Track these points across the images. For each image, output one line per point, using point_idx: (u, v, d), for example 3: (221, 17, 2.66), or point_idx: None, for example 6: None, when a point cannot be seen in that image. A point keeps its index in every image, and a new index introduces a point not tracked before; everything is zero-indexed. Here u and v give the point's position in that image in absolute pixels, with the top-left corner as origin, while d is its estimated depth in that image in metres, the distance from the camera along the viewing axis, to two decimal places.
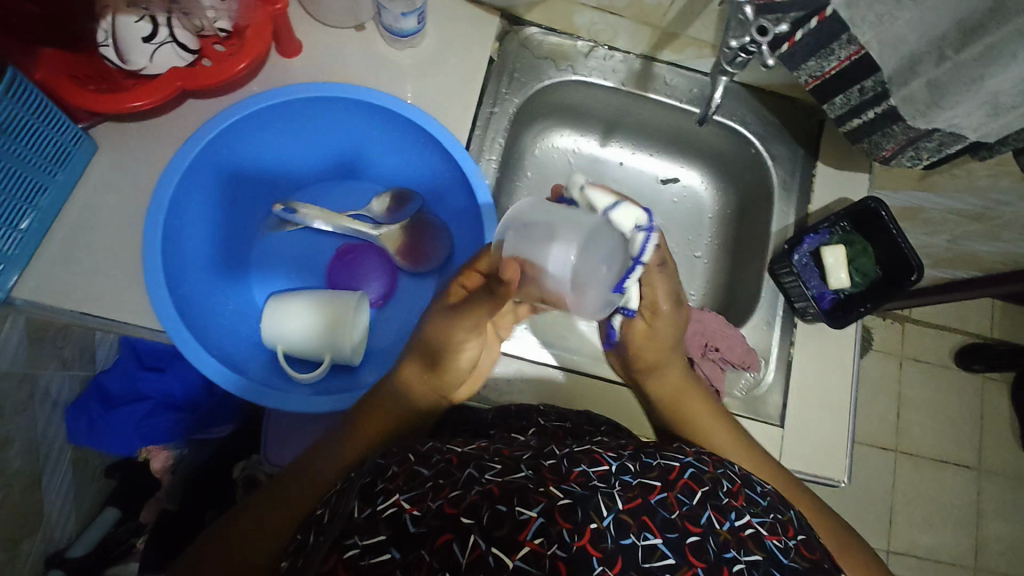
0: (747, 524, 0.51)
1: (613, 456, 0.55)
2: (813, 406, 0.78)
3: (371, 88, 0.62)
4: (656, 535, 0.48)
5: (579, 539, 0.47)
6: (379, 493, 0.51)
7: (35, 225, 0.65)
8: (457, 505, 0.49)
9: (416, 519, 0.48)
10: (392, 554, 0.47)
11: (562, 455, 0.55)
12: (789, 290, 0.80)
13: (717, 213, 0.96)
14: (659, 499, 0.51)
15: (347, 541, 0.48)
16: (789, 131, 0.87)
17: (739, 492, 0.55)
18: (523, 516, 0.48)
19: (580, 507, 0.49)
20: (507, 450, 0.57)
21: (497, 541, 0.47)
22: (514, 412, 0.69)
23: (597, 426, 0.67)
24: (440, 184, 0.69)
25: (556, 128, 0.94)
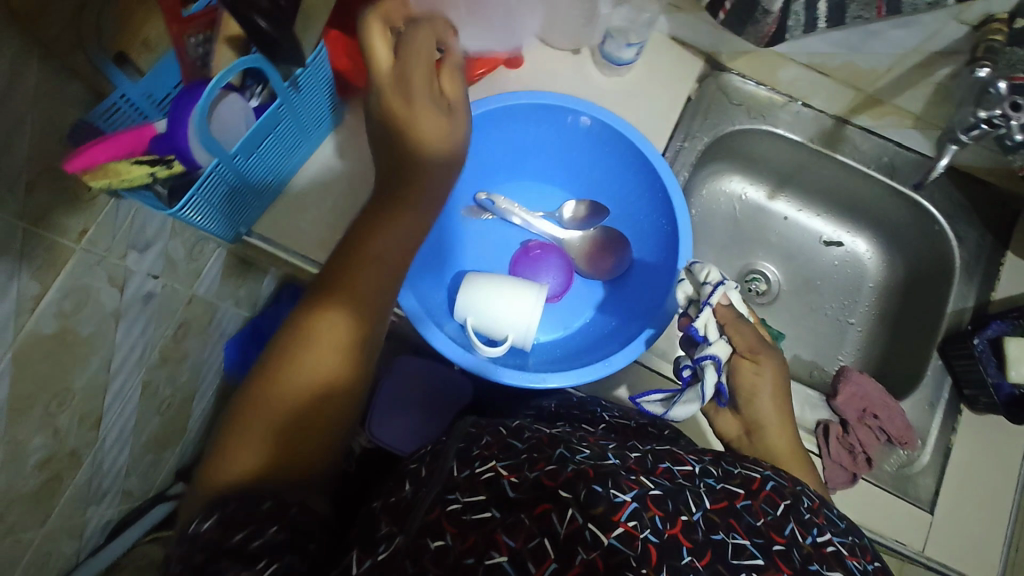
0: (829, 541, 0.49)
1: (696, 458, 0.55)
2: (968, 499, 0.74)
3: (600, 105, 0.69)
4: (743, 537, 0.46)
5: (671, 527, 0.45)
6: (474, 458, 0.50)
7: (284, 175, 0.75)
8: (556, 478, 0.47)
9: (515, 485, 0.47)
10: (492, 513, 0.45)
11: (647, 450, 0.55)
12: (961, 374, 0.77)
13: (879, 284, 0.94)
14: (744, 505, 0.50)
15: (448, 497, 0.47)
16: (980, 215, 0.85)
17: (817, 510, 0.52)
18: (618, 499, 0.46)
19: (670, 499, 0.47)
20: (590, 437, 0.57)
21: (594, 517, 0.44)
22: (577, 404, 0.71)
23: (660, 430, 0.68)
24: (636, 201, 0.75)
25: (729, 173, 0.97)
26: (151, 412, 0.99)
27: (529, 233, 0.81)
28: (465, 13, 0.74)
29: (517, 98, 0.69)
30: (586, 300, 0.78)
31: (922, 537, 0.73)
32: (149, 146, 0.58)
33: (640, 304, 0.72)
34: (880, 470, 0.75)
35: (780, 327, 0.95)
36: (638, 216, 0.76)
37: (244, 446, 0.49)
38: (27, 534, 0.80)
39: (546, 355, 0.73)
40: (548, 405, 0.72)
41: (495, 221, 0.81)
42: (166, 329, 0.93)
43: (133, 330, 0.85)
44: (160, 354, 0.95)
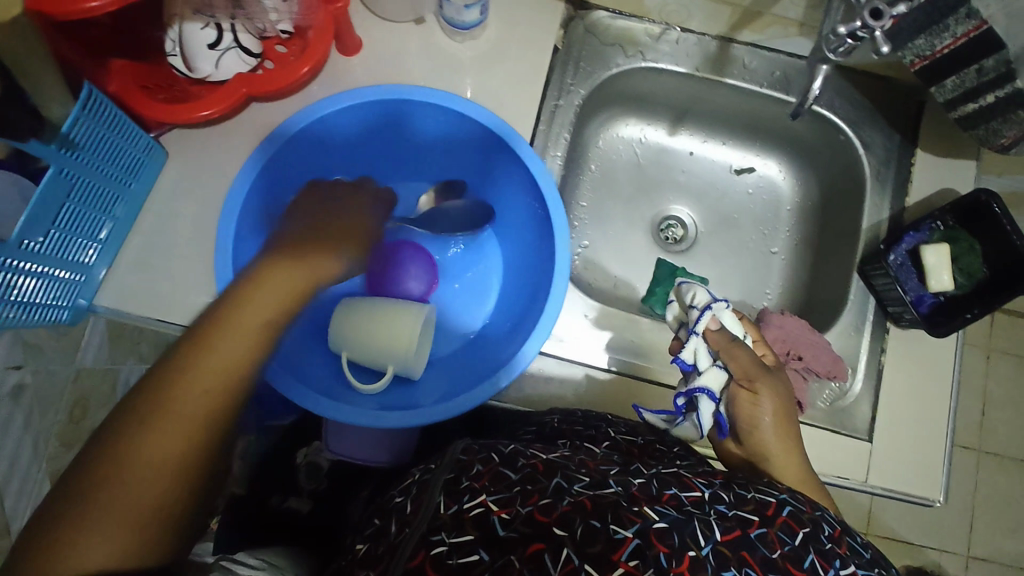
0: (852, 574, 0.45)
1: (705, 482, 0.50)
2: (905, 418, 0.72)
3: (441, 90, 0.61)
4: (757, 573, 0.43)
5: (677, 565, 0.43)
6: (464, 491, 0.47)
7: (113, 234, 0.66)
8: (550, 514, 0.45)
9: (506, 523, 0.44)
10: (480, 556, 0.43)
11: (651, 475, 0.51)
12: (883, 293, 0.73)
13: (796, 205, 0.89)
14: (759, 534, 0.46)
15: (434, 538, 0.44)
16: (884, 115, 0.79)
17: (842, 538, 0.48)
18: (618, 535, 0.44)
19: (676, 532, 0.44)
20: (592, 462, 0.53)
21: (591, 559, 0.42)
22: (581, 419, 0.66)
23: (669, 446, 0.64)
24: (506, 185, 0.68)
25: (622, 117, 0.89)
26: (74, 496, 0.93)
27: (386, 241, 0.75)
28: (270, 6, 0.64)
29: (347, 99, 0.61)
30: (470, 303, 0.73)
31: (865, 467, 0.71)
32: None
33: (529, 295, 0.66)
34: (814, 409, 0.72)
35: (703, 271, 0.90)
36: (515, 203, 0.68)
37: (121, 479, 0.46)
38: None
39: (445, 373, 0.68)
40: (551, 420, 0.66)
41: None
42: (56, 414, 0.86)
43: (12, 429, 0.77)
44: (59, 441, 0.88)
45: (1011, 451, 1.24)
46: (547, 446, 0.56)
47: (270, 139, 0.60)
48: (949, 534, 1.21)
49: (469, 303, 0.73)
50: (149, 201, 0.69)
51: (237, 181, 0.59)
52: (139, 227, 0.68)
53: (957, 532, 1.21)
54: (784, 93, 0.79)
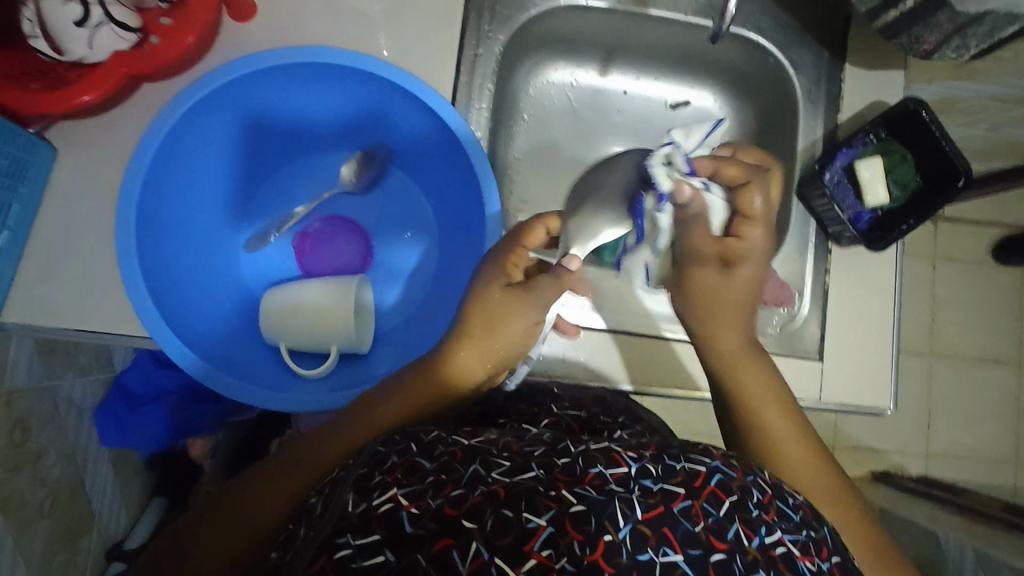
0: (778, 541, 0.44)
1: (635, 455, 0.49)
2: (853, 334, 0.74)
3: (351, 51, 0.57)
4: (677, 550, 0.42)
5: (591, 552, 0.41)
6: (375, 487, 0.45)
7: (9, 245, 0.61)
8: (460, 506, 0.43)
9: (414, 518, 0.43)
10: (386, 557, 0.41)
11: (577, 453, 0.49)
12: (822, 214, 0.74)
13: (734, 135, 0.88)
14: (683, 508, 0.44)
15: (339, 540, 0.42)
16: (811, 32, 0.77)
17: (770, 503, 0.47)
18: (532, 524, 0.42)
19: (593, 516, 0.43)
20: (518, 444, 0.52)
21: (501, 551, 0.41)
22: (526, 392, 0.68)
23: (612, 417, 0.64)
24: (432, 149, 0.64)
25: (550, 61, 0.85)
26: (33, 521, 0.89)
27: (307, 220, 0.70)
28: None
29: (250, 63, 0.56)
30: (407, 281, 0.69)
31: (817, 385, 0.73)
32: None
33: (466, 261, 0.64)
34: (765, 336, 0.73)
35: None
36: (439, 166, 0.65)
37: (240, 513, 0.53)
38: None
39: (389, 349, 0.66)
40: (496, 399, 0.66)
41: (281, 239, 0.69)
42: None
43: None
44: (5, 466, 0.84)
45: (962, 349, 1.29)
46: (477, 428, 0.55)
47: (165, 113, 0.55)
48: (913, 435, 1.27)
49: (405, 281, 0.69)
50: (45, 206, 0.63)
51: (132, 165, 0.54)
52: (39, 235, 0.63)
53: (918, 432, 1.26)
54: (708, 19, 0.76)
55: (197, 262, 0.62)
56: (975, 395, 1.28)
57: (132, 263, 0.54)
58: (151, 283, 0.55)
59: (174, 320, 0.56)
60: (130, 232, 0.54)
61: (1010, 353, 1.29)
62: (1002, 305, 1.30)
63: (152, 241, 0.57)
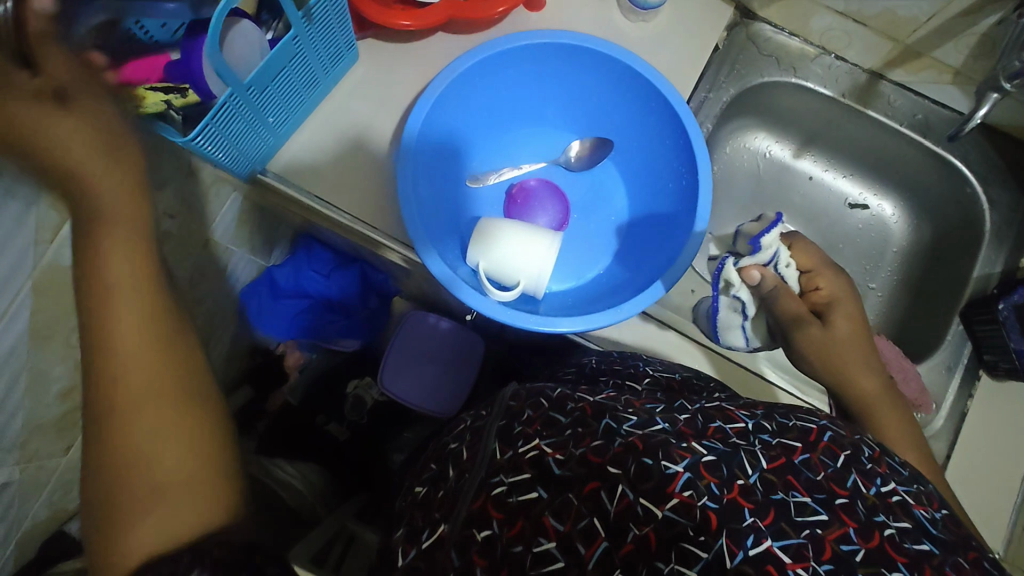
0: (893, 490, 0.47)
1: (748, 415, 0.53)
2: (979, 465, 0.73)
3: (629, 51, 0.67)
4: (804, 493, 0.45)
5: (728, 492, 0.45)
6: (518, 437, 0.53)
7: (300, 113, 0.74)
8: (602, 454, 0.48)
9: (560, 463, 0.49)
10: (538, 493, 0.47)
11: (694, 411, 0.54)
12: (982, 340, 0.76)
13: (903, 248, 0.91)
14: (803, 460, 0.48)
15: (493, 481, 0.49)
16: (1015, 178, 0.81)
17: (878, 459, 0.50)
18: (669, 470, 0.46)
19: (724, 464, 0.46)
20: (638, 403, 0.56)
21: (645, 493, 0.45)
22: (617, 358, 0.70)
23: (707, 382, 0.67)
24: (655, 154, 0.73)
25: (754, 129, 0.94)
26: None
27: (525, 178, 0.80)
28: None
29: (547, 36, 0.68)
30: (591, 255, 0.77)
31: None
32: (163, 75, 0.57)
33: (653, 253, 0.71)
34: None
35: None
36: (657, 173, 0.74)
37: (148, 475, 0.42)
38: (51, 461, 0.80)
39: (557, 303, 0.73)
40: (590, 360, 0.71)
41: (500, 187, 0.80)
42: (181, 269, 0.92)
43: None
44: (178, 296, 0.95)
45: None
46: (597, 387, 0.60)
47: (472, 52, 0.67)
48: None
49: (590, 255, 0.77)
50: (335, 94, 0.76)
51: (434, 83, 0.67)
52: (320, 115, 0.76)
53: None
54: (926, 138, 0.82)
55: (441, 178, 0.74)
56: None
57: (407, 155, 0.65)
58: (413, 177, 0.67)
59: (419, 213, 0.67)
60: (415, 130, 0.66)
61: None
62: None
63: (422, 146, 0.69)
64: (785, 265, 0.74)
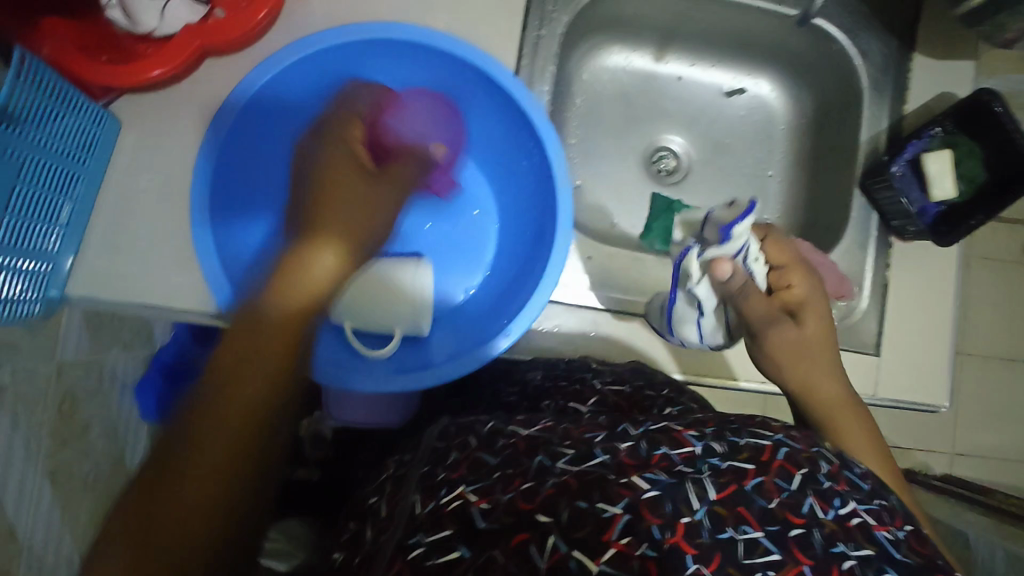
0: (853, 512, 0.45)
1: (697, 434, 0.50)
2: (911, 330, 0.73)
3: (431, 30, 0.56)
4: (756, 528, 0.42)
5: (671, 535, 0.42)
6: (441, 485, 0.47)
7: (75, 218, 0.61)
8: (533, 500, 0.44)
9: (486, 513, 0.44)
10: (461, 552, 0.42)
11: (639, 436, 0.50)
12: (885, 206, 0.72)
13: (790, 123, 0.86)
14: (755, 485, 0.45)
15: (411, 541, 0.43)
16: (881, 20, 0.75)
17: (838, 474, 0.48)
18: (607, 514, 0.43)
19: (669, 500, 0.43)
20: (578, 434, 0.52)
21: (578, 543, 0.42)
22: (563, 371, 0.68)
23: (658, 389, 0.64)
24: (501, 136, 0.64)
25: (606, 44, 0.84)
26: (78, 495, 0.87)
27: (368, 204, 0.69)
28: None
29: (326, 36, 0.55)
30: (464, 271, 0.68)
31: (873, 381, 0.72)
32: None
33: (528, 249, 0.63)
34: None
35: (699, 202, 0.87)
36: (509, 151, 0.65)
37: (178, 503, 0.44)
38: None
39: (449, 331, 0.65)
40: (535, 378, 0.68)
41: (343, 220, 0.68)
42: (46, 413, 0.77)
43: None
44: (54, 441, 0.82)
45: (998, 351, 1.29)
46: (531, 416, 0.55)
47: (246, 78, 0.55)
48: (942, 434, 1.27)
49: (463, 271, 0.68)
50: (111, 179, 0.63)
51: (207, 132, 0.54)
52: (106, 209, 0.63)
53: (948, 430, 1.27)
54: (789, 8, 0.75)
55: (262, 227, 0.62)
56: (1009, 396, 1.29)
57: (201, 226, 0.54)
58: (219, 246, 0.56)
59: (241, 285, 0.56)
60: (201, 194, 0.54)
61: None
62: None
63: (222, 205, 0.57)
64: (755, 258, 0.66)
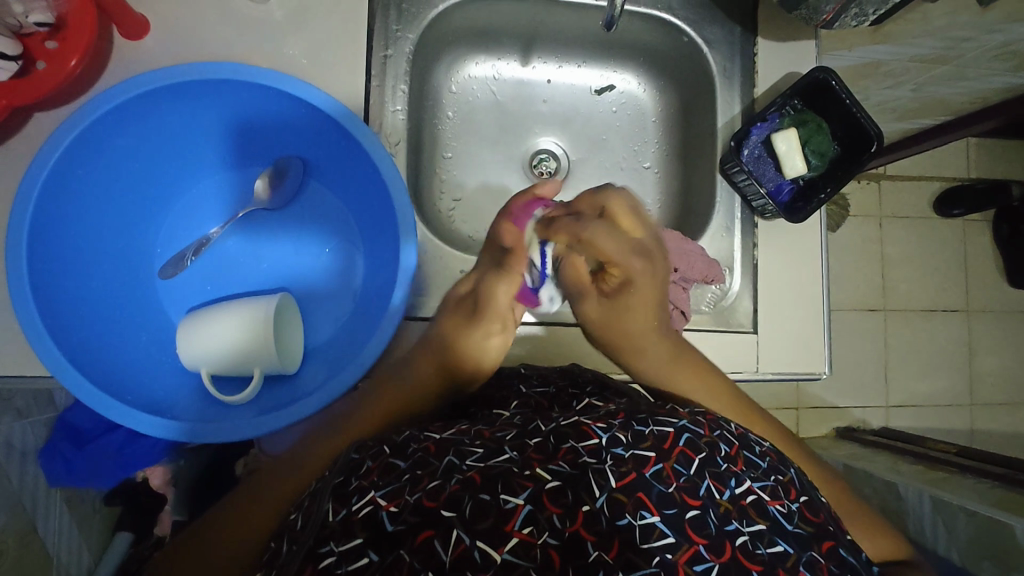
0: (748, 489, 0.44)
1: (603, 425, 0.46)
2: (786, 303, 0.75)
3: (258, 67, 0.55)
4: (653, 512, 0.41)
5: (572, 524, 0.40)
6: (352, 492, 0.42)
7: None
8: (438, 497, 0.40)
9: (394, 516, 0.40)
10: (371, 558, 0.38)
11: (548, 431, 0.47)
12: (744, 188, 0.74)
13: (660, 114, 0.88)
14: (655, 472, 0.43)
15: (322, 549, 0.39)
16: (720, 9, 0.77)
17: (737, 456, 0.47)
18: (510, 504, 0.40)
19: (570, 488, 0.41)
20: (490, 431, 0.48)
21: (481, 534, 0.39)
22: (498, 379, 0.64)
23: (582, 387, 0.60)
24: (350, 166, 0.63)
25: (468, 55, 0.84)
26: None
27: (227, 242, 0.67)
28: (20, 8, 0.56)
29: (144, 81, 0.54)
30: (330, 303, 0.66)
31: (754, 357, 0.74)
32: None
33: (385, 278, 0.63)
34: (700, 313, 0.74)
35: None
36: (355, 181, 0.64)
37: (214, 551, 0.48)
38: None
39: (321, 365, 0.64)
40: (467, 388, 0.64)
41: (201, 261, 0.66)
42: None
43: None
44: None
45: (911, 303, 1.37)
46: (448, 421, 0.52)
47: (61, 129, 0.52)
48: (870, 388, 1.34)
49: (329, 303, 0.66)
50: None
51: (24, 190, 0.52)
52: None
53: (876, 384, 1.34)
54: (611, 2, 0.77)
55: (106, 277, 0.60)
56: (925, 345, 1.36)
57: (25, 290, 0.51)
58: (53, 307, 0.53)
59: (77, 347, 0.54)
60: (21, 257, 0.51)
61: (961, 302, 1.38)
62: (950, 259, 1.38)
63: (55, 264, 0.54)
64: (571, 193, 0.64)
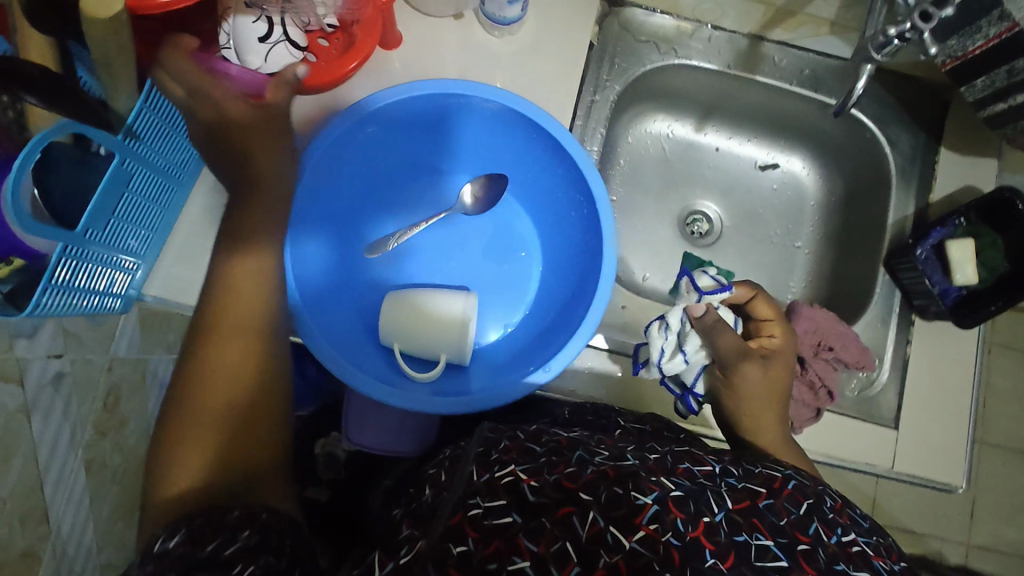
0: (853, 540, 0.46)
1: (715, 459, 0.51)
2: (932, 408, 0.75)
3: (515, 94, 0.63)
4: (767, 537, 0.43)
5: (693, 530, 0.42)
6: (494, 462, 0.47)
7: (160, 229, 0.67)
8: (576, 480, 0.44)
9: (536, 489, 0.44)
10: (513, 519, 0.42)
11: (665, 451, 0.51)
12: (908, 286, 0.76)
13: (820, 199, 0.91)
14: (767, 504, 0.46)
15: (470, 501, 0.44)
16: (909, 114, 0.81)
17: (841, 510, 0.49)
18: (638, 501, 0.43)
19: (692, 500, 0.44)
20: (611, 442, 0.53)
21: (616, 521, 0.42)
22: (590, 409, 0.67)
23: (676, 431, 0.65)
24: (557, 193, 0.70)
25: (651, 113, 0.91)
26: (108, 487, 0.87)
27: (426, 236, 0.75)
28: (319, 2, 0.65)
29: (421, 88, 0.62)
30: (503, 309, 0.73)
31: (891, 455, 0.74)
32: None
33: (567, 298, 0.68)
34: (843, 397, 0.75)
35: (726, 266, 0.91)
36: (555, 206, 0.71)
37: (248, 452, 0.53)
38: None
39: (488, 365, 0.69)
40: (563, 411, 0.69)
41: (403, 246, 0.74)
42: (93, 403, 0.80)
43: (53, 418, 0.72)
44: (95, 429, 0.81)
45: None
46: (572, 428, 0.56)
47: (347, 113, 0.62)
48: None
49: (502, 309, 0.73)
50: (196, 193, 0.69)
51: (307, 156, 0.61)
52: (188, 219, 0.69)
53: None
54: (806, 90, 0.81)
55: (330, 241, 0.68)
56: None
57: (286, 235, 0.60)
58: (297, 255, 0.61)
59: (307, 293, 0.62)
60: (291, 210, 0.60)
61: None
62: None
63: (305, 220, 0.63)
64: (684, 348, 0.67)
